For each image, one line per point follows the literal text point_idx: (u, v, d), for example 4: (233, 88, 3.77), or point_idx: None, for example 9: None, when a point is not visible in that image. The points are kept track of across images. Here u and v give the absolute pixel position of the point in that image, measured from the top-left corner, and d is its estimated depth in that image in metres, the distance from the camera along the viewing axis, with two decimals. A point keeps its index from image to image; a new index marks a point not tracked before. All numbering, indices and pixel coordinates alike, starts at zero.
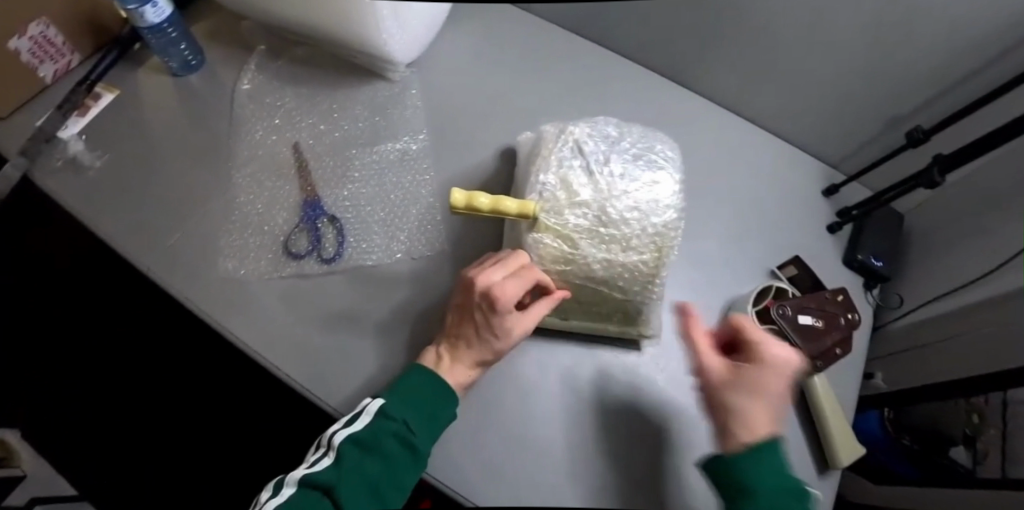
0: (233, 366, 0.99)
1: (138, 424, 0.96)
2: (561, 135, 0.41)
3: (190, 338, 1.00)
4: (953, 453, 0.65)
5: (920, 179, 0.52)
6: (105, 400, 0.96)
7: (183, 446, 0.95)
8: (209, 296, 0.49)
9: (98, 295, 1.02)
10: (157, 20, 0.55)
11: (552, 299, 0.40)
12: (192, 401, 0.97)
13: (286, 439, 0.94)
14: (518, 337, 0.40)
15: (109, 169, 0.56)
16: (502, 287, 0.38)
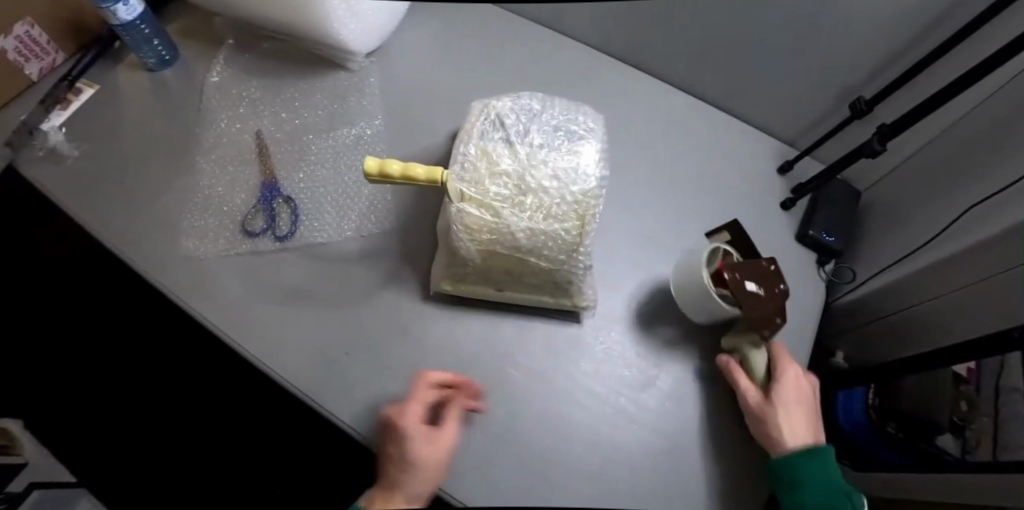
0: (231, 367, 1.03)
1: (139, 424, 0.99)
2: (484, 110, 0.44)
3: (189, 340, 1.04)
4: (940, 443, 0.67)
5: (863, 149, 0.52)
6: (105, 399, 1.00)
7: (183, 446, 0.98)
8: (172, 274, 0.52)
9: (97, 296, 1.05)
10: (129, 18, 0.58)
11: (450, 408, 0.43)
12: (192, 403, 1.01)
13: (285, 439, 0.99)
14: (433, 460, 0.40)
15: (85, 159, 0.59)
16: (403, 410, 0.42)
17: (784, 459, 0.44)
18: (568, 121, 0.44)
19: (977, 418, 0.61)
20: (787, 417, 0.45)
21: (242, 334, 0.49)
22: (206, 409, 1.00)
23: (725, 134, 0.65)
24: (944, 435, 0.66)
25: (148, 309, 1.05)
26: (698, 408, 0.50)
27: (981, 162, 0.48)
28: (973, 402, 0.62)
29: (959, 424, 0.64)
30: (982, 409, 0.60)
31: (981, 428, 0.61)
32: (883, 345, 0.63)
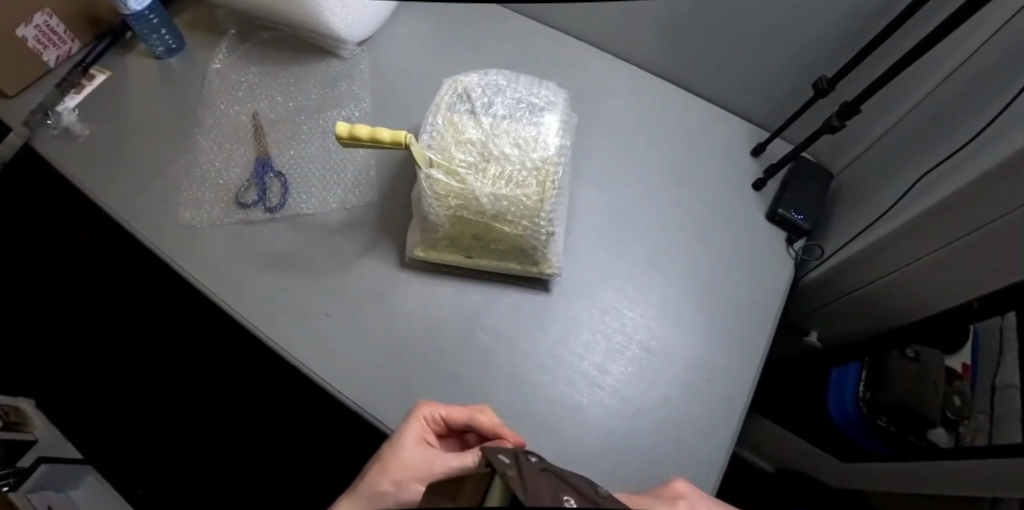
0: (230, 364, 1.02)
1: (139, 422, 0.98)
2: (452, 85, 0.48)
3: (191, 338, 1.04)
4: (932, 438, 0.65)
5: (823, 126, 0.54)
6: (108, 399, 1.00)
7: (184, 447, 0.97)
8: (172, 243, 0.56)
9: (105, 289, 1.07)
10: (139, 8, 0.62)
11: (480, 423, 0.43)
12: (191, 401, 1.00)
13: (284, 439, 0.97)
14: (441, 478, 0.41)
15: (96, 139, 0.64)
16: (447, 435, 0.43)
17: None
18: (531, 96, 0.49)
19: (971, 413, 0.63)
20: None
21: (233, 295, 0.53)
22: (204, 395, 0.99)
23: (700, 118, 0.68)
24: (937, 430, 0.65)
25: (151, 292, 1.07)
26: (661, 373, 0.52)
27: (938, 134, 0.49)
28: (965, 398, 0.64)
29: (953, 420, 0.64)
30: (978, 402, 0.62)
31: (977, 423, 0.61)
32: (857, 318, 0.66)
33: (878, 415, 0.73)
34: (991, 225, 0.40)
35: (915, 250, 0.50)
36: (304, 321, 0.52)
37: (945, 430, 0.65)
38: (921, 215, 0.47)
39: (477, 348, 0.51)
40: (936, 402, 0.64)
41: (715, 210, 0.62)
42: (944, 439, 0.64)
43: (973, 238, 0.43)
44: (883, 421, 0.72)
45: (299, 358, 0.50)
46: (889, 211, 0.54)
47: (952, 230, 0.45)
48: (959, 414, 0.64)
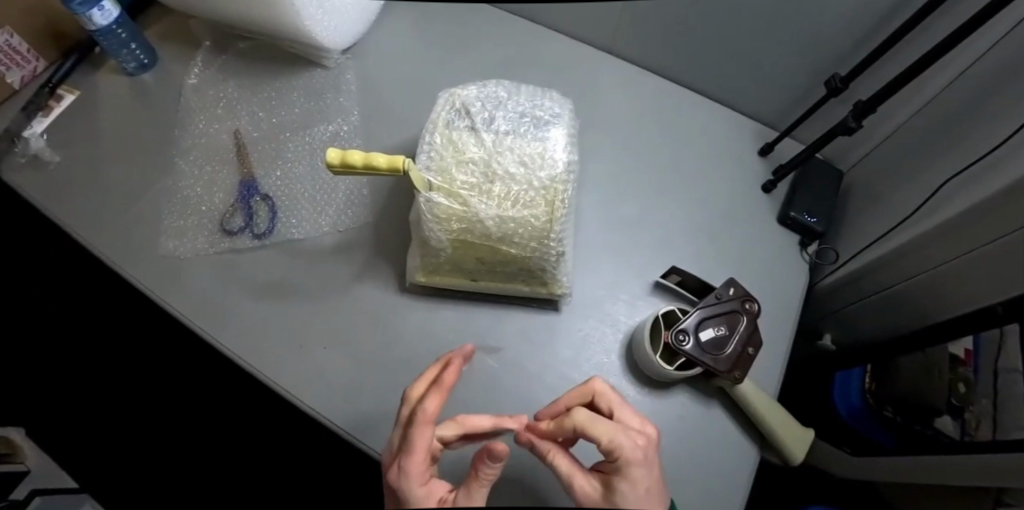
0: (227, 382, 0.99)
1: (136, 443, 0.95)
2: (449, 98, 0.44)
3: (183, 357, 1.01)
4: (938, 426, 0.64)
5: (837, 127, 0.52)
6: (100, 422, 0.96)
7: (184, 468, 0.94)
8: (154, 274, 0.52)
9: (91, 310, 1.03)
10: (105, 23, 0.58)
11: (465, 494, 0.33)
12: (189, 420, 0.97)
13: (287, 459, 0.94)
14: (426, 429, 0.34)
15: (68, 165, 0.59)
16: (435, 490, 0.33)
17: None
18: (534, 108, 0.45)
19: (974, 402, 0.58)
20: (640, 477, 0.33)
21: (224, 331, 0.49)
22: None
23: (705, 119, 0.65)
24: (942, 418, 0.63)
25: (139, 312, 1.03)
26: (674, 390, 0.50)
27: (962, 132, 0.47)
28: (970, 384, 0.59)
29: (958, 407, 0.61)
30: (981, 390, 0.57)
31: (978, 412, 0.57)
32: (869, 321, 0.63)
33: (886, 406, 0.74)
34: (1007, 237, 0.39)
35: (939, 255, 0.48)
36: (300, 354, 0.49)
37: (951, 417, 0.62)
38: (948, 221, 0.45)
39: (485, 374, 0.48)
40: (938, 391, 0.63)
41: (725, 214, 0.60)
42: (947, 428, 0.62)
43: (992, 248, 0.41)
44: (891, 411, 0.73)
45: (297, 397, 0.47)
46: (912, 213, 0.52)
47: (974, 238, 0.43)
48: (963, 400, 0.60)
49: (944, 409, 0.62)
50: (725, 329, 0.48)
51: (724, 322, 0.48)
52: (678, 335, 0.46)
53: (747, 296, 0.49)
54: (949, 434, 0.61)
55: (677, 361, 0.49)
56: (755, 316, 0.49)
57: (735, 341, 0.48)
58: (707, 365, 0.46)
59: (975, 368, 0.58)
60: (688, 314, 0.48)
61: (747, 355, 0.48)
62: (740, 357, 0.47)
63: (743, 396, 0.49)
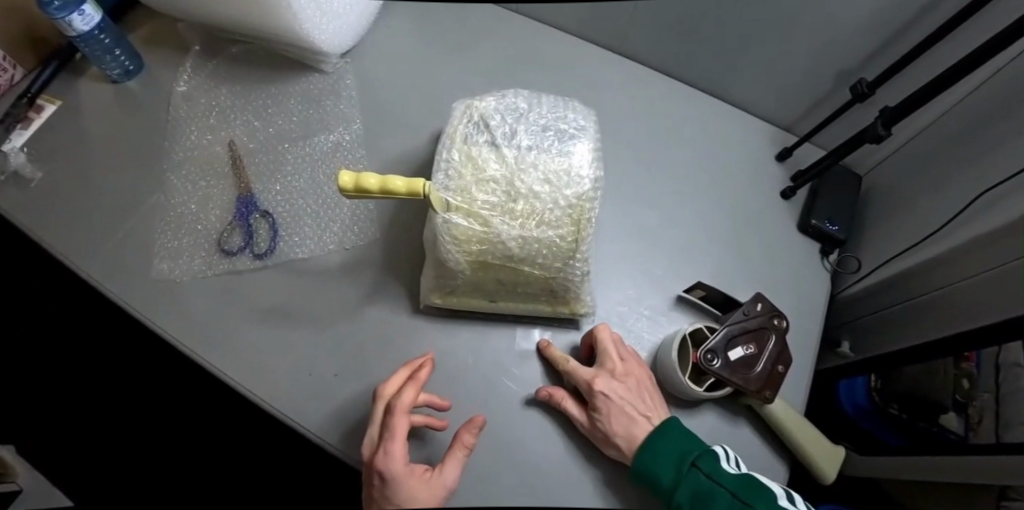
0: None
1: None
2: (466, 110, 0.42)
3: None
4: (943, 423, 0.65)
5: (864, 134, 0.50)
6: None
7: None
8: (148, 299, 0.49)
9: None
10: (87, 28, 0.54)
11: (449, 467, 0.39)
12: None
13: None
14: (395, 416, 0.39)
15: (50, 181, 0.55)
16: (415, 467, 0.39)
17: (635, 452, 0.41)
18: (557, 120, 0.42)
19: (977, 397, 0.61)
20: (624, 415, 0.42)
21: (226, 360, 0.46)
22: (191, 443, 0.89)
23: (720, 123, 0.63)
24: (947, 415, 0.65)
25: None
26: (700, 410, 0.48)
27: (1000, 137, 0.46)
28: (973, 379, 0.62)
29: (961, 403, 0.63)
30: (983, 384, 0.60)
31: (982, 405, 0.60)
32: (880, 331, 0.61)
33: (890, 403, 0.74)
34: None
35: (955, 272, 0.48)
36: (309, 383, 0.46)
37: (955, 414, 0.64)
38: (984, 233, 0.43)
39: (506, 399, 0.46)
40: (943, 388, 0.64)
41: (745, 223, 0.58)
42: (952, 424, 0.64)
43: (1009, 268, 0.40)
44: (894, 408, 0.74)
45: (309, 429, 0.44)
46: (944, 223, 0.51)
47: (998, 256, 0.42)
48: (967, 396, 0.62)
49: (949, 406, 0.64)
50: (755, 348, 0.46)
51: (752, 340, 0.46)
52: (709, 355, 0.44)
53: (775, 312, 0.47)
54: (954, 430, 0.63)
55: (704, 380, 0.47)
56: (783, 333, 0.47)
57: (764, 360, 0.46)
58: (736, 386, 0.45)
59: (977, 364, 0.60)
60: (717, 331, 0.46)
61: (777, 375, 0.46)
62: (770, 376, 0.46)
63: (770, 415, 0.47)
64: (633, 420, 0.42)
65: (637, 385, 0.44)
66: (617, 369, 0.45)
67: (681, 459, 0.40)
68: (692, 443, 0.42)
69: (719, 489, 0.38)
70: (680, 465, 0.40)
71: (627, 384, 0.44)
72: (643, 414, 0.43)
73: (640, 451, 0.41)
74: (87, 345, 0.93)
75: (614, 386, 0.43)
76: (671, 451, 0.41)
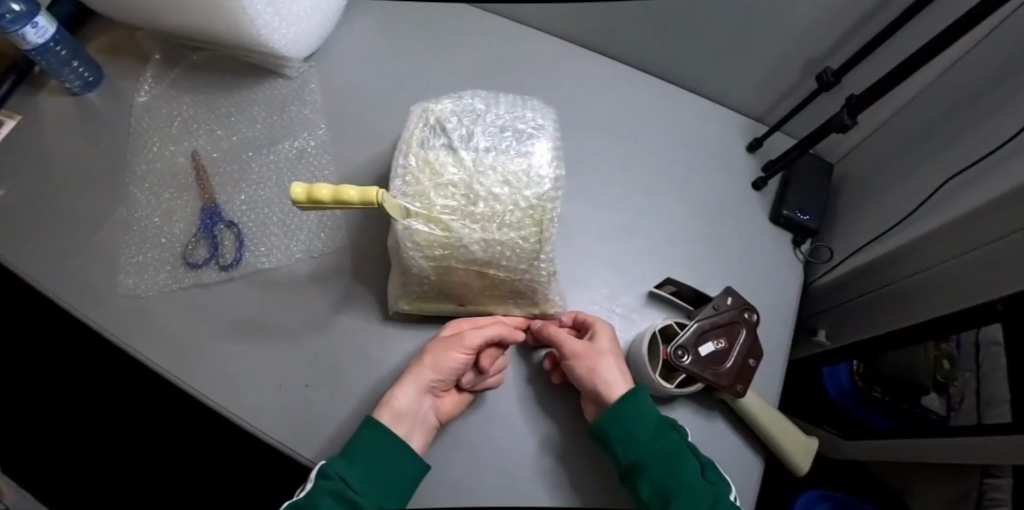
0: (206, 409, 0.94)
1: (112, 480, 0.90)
2: (423, 114, 0.41)
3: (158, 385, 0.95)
4: (926, 403, 0.66)
5: (832, 123, 0.50)
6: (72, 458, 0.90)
7: None
8: (112, 316, 0.48)
9: None
10: (42, 41, 0.53)
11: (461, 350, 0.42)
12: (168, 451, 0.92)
13: None
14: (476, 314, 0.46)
15: (10, 199, 0.54)
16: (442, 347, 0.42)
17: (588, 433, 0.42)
18: (516, 120, 0.42)
19: (959, 375, 0.61)
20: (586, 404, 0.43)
21: (194, 376, 0.46)
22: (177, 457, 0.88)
23: (691, 116, 0.62)
24: (930, 396, 0.66)
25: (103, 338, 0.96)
26: (675, 405, 0.48)
27: (972, 118, 0.45)
28: (953, 360, 0.62)
29: (943, 384, 0.64)
30: (964, 363, 0.60)
31: (963, 384, 0.60)
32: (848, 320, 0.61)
33: (874, 387, 0.74)
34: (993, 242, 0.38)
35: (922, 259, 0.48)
36: (281, 396, 0.45)
37: (937, 394, 0.65)
38: (955, 219, 0.44)
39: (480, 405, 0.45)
40: (925, 368, 0.65)
41: (717, 215, 0.57)
42: (935, 404, 0.64)
43: (976, 252, 0.40)
44: (878, 391, 0.73)
45: (280, 442, 0.43)
46: (915, 210, 0.51)
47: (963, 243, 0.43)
48: (948, 377, 0.63)
49: (931, 387, 0.65)
50: (725, 342, 0.46)
51: (724, 335, 0.47)
52: (678, 351, 0.44)
53: (745, 306, 0.47)
54: (936, 410, 0.64)
55: (676, 376, 0.47)
56: (753, 326, 0.47)
57: (735, 354, 0.46)
58: (707, 381, 0.45)
59: (958, 346, 0.60)
60: (688, 327, 0.46)
61: (748, 367, 0.46)
62: (739, 370, 0.46)
63: (743, 408, 0.47)
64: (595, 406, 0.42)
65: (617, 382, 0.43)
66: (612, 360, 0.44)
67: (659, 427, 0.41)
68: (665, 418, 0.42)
69: (687, 459, 0.40)
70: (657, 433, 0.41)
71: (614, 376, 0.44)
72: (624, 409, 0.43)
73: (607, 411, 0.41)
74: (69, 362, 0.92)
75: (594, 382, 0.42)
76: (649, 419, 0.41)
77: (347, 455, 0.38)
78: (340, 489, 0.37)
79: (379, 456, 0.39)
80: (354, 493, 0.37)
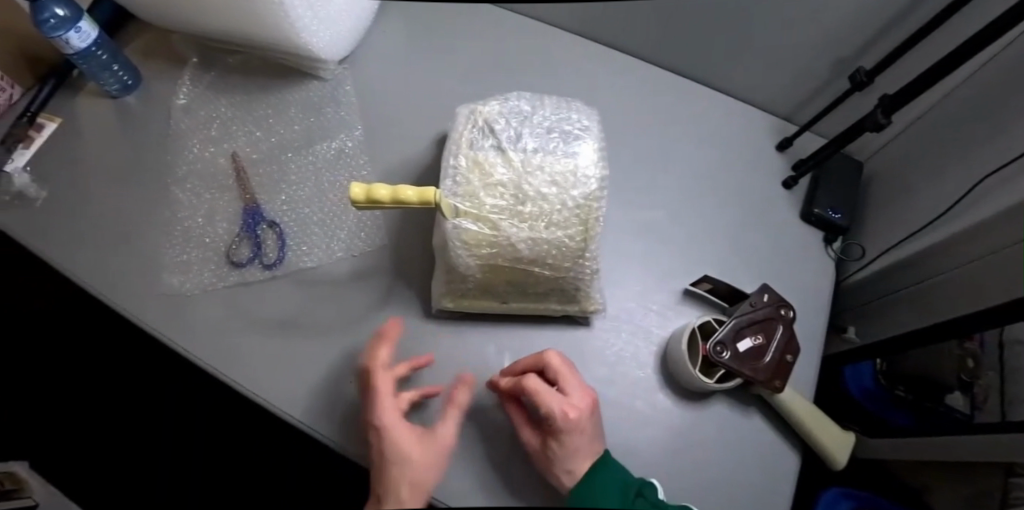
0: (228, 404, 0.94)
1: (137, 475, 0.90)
2: (471, 115, 0.41)
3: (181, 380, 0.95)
4: (949, 402, 0.68)
5: (865, 122, 0.50)
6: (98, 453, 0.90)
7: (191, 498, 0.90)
8: (159, 314, 0.49)
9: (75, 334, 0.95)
10: (84, 45, 0.54)
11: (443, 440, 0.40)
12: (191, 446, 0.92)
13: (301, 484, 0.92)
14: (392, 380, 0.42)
15: (56, 200, 0.55)
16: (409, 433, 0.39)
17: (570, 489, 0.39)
18: (561, 121, 0.42)
19: (983, 374, 0.63)
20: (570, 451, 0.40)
21: (240, 372, 0.47)
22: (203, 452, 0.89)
23: (720, 116, 0.63)
24: (952, 394, 0.67)
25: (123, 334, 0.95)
26: (712, 401, 0.49)
27: (1004, 118, 0.46)
28: (977, 359, 0.63)
29: (967, 382, 0.65)
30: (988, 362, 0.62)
31: (988, 383, 0.62)
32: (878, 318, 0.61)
33: (896, 385, 0.74)
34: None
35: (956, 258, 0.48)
36: (326, 392, 0.46)
37: (960, 392, 0.66)
38: (991, 218, 0.44)
39: None
40: (949, 366, 0.66)
41: (748, 213, 0.58)
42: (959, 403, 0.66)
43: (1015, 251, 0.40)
44: (901, 390, 0.73)
45: (327, 437, 0.44)
46: (949, 209, 0.51)
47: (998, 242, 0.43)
48: (973, 375, 0.64)
49: (954, 385, 0.66)
50: (763, 338, 0.47)
51: (761, 331, 0.47)
52: (718, 347, 0.45)
53: (781, 303, 0.48)
54: (960, 409, 0.66)
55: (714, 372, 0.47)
56: (790, 323, 0.48)
57: (772, 350, 0.46)
58: (745, 376, 0.45)
59: (982, 344, 0.62)
60: (725, 324, 0.47)
61: (785, 363, 0.47)
62: (777, 366, 0.46)
63: (780, 404, 0.48)
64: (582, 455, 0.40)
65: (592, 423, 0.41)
66: (567, 411, 0.39)
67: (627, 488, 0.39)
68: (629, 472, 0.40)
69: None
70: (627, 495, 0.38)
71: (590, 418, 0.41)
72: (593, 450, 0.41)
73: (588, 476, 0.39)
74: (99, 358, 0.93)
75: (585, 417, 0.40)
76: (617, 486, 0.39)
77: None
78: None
79: None
80: None
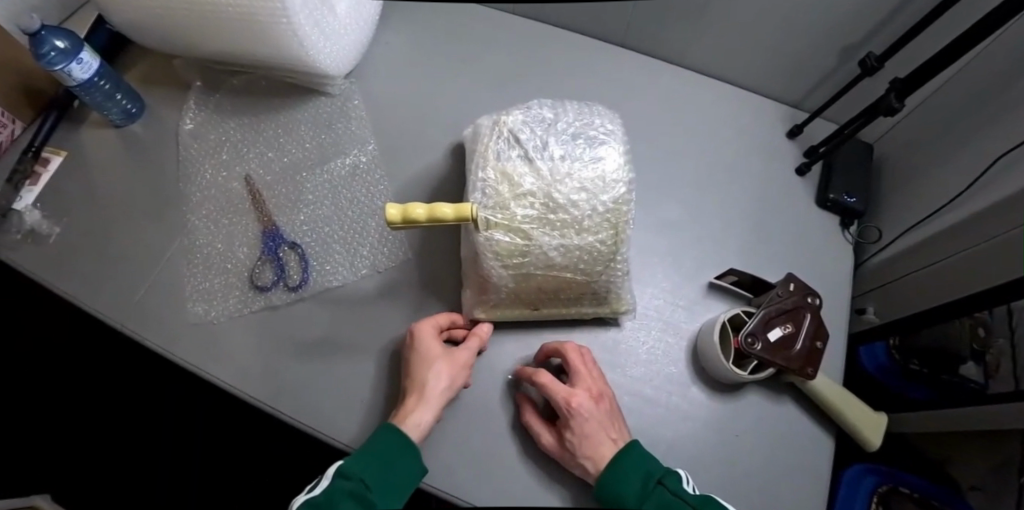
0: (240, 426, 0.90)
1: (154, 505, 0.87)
2: (495, 127, 0.42)
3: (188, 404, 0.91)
4: (963, 373, 0.68)
5: (879, 107, 0.50)
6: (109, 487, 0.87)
7: None
8: (185, 344, 0.49)
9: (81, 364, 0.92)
10: (87, 76, 0.53)
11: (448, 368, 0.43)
12: None
13: None
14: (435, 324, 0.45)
15: (70, 235, 0.54)
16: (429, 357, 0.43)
17: (600, 481, 0.40)
18: (585, 127, 0.43)
19: (994, 343, 0.63)
20: (592, 439, 0.41)
21: (275, 397, 0.46)
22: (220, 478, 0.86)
23: (729, 108, 0.63)
24: (966, 364, 0.67)
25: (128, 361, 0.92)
26: (746, 392, 0.49)
27: (1012, 97, 0.46)
28: (988, 328, 0.64)
29: (979, 352, 0.66)
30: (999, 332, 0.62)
31: (998, 352, 0.63)
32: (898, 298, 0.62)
33: (912, 359, 0.72)
34: None
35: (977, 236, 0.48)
36: (365, 411, 0.46)
37: (974, 362, 0.66)
38: (1010, 195, 0.44)
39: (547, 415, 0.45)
40: (960, 338, 0.67)
41: (765, 203, 0.58)
42: (972, 373, 0.66)
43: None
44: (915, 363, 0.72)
45: None
46: (966, 187, 0.51)
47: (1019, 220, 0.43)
48: (984, 345, 0.65)
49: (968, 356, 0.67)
50: (792, 327, 0.47)
51: (791, 319, 0.47)
52: (749, 339, 0.45)
53: (807, 291, 0.48)
54: (974, 379, 0.66)
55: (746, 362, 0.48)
56: (817, 310, 0.48)
57: (803, 338, 0.47)
58: (778, 365, 0.46)
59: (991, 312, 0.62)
60: (754, 314, 0.47)
61: (816, 350, 0.47)
62: (808, 353, 0.46)
63: (812, 388, 0.48)
64: (601, 442, 0.41)
65: (607, 409, 0.43)
66: (569, 398, 0.42)
67: (648, 476, 0.40)
68: (657, 463, 0.41)
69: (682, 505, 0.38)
70: (646, 481, 0.40)
71: (602, 406, 0.43)
72: (611, 437, 0.42)
73: (607, 468, 0.40)
74: (107, 387, 0.91)
75: (591, 403, 0.42)
76: (639, 469, 0.40)
77: (361, 456, 0.40)
78: (354, 487, 0.38)
79: (384, 457, 0.39)
80: (370, 494, 0.38)
